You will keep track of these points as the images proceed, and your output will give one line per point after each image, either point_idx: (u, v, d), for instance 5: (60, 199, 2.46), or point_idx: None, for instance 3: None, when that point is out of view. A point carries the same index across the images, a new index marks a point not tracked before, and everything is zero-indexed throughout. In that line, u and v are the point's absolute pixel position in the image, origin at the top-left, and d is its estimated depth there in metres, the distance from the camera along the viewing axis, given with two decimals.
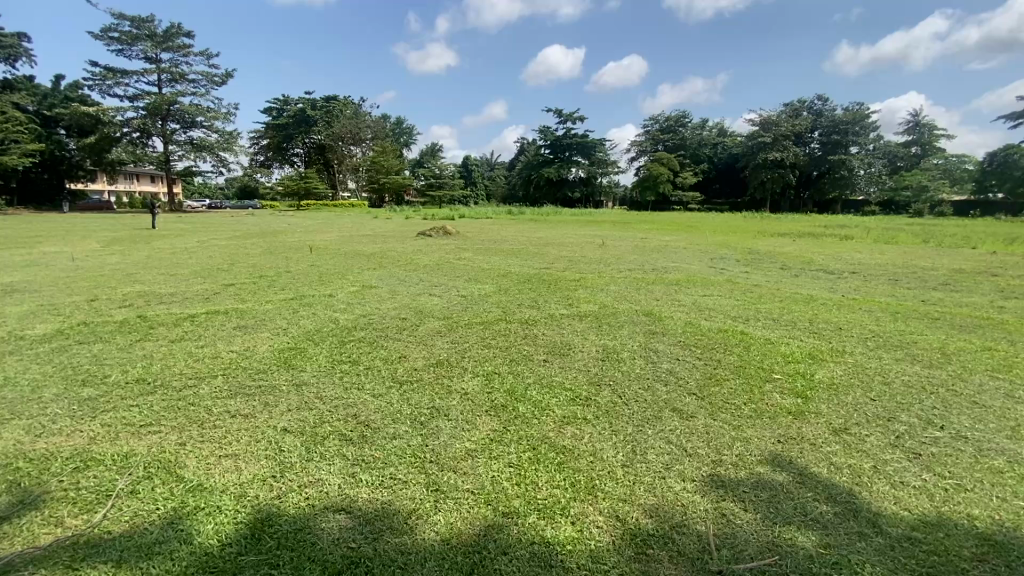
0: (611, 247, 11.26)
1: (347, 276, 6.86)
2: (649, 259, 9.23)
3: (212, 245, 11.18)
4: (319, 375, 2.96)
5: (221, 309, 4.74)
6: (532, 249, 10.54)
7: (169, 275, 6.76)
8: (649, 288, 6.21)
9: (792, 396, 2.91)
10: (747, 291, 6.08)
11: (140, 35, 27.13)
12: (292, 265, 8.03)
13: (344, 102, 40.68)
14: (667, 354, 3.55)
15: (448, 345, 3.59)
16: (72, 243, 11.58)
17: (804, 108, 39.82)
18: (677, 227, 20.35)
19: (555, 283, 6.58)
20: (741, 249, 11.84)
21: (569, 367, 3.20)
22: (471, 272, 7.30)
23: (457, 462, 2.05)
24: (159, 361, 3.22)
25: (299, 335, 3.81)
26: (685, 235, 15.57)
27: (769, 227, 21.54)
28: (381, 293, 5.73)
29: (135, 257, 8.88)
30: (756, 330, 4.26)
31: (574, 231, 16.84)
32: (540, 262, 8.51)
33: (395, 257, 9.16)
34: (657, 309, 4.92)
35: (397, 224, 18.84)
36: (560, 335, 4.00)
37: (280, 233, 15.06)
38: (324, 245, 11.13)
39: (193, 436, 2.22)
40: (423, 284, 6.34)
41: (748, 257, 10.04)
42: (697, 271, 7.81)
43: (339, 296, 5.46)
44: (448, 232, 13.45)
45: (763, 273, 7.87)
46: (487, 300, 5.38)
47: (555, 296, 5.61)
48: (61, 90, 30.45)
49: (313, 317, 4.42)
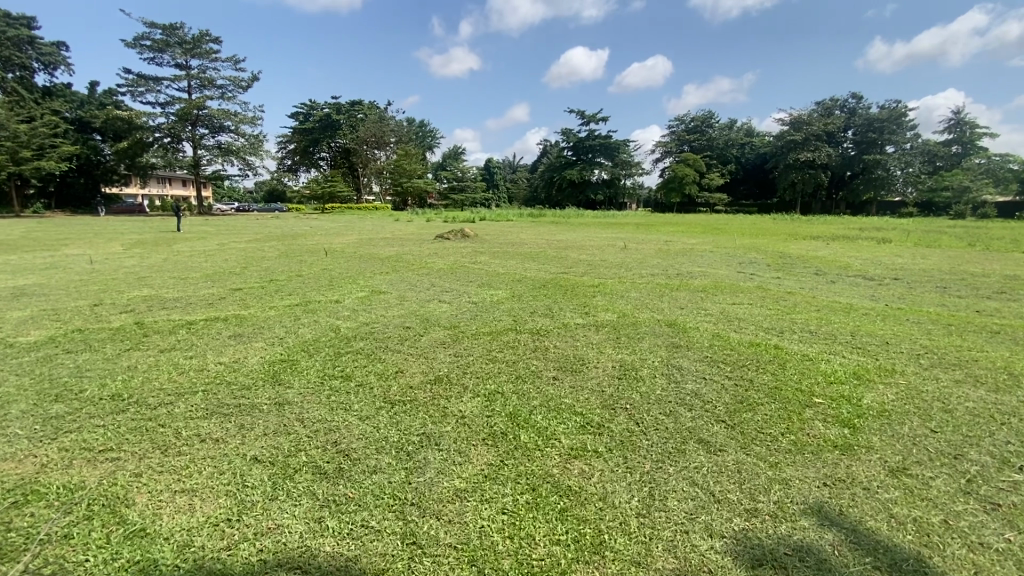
0: (633, 250, 10.87)
1: (357, 281, 6.67)
2: (673, 263, 8.80)
3: (231, 248, 11.21)
4: (305, 393, 2.71)
5: (222, 316, 4.56)
6: (551, 253, 10.22)
7: (181, 279, 6.70)
8: (672, 295, 5.82)
9: (837, 427, 2.53)
10: (779, 299, 5.64)
11: (171, 42, 27.87)
12: (305, 268, 7.90)
13: (368, 106, 41.07)
14: (692, 371, 3.19)
15: (450, 359, 3.31)
16: (97, 245, 11.76)
17: (837, 106, 38.47)
18: (704, 229, 19.69)
19: (572, 289, 6.25)
20: (771, 253, 11.27)
21: (580, 387, 2.87)
22: (485, 277, 7.02)
23: (442, 505, 1.75)
24: (141, 375, 3.01)
25: (294, 346, 3.58)
26: (711, 238, 14.98)
27: (800, 229, 20.72)
28: (388, 299, 5.50)
29: (152, 260, 8.88)
30: (791, 344, 3.85)
31: (595, 234, 16.42)
32: (558, 266, 8.19)
33: (410, 260, 8.97)
34: (682, 319, 4.55)
35: (417, 227, 18.74)
36: (575, 348, 3.67)
37: (300, 236, 15.07)
38: (340, 248, 11.02)
39: (152, 465, 1.99)
40: (434, 289, 6.10)
41: (780, 261, 9.51)
42: (725, 277, 7.35)
43: (345, 302, 5.25)
44: (466, 234, 13.25)
45: (796, 279, 7.38)
46: (499, 307, 5.09)
47: (572, 303, 5.28)
48: (97, 97, 31.50)
49: (313, 326, 4.19)
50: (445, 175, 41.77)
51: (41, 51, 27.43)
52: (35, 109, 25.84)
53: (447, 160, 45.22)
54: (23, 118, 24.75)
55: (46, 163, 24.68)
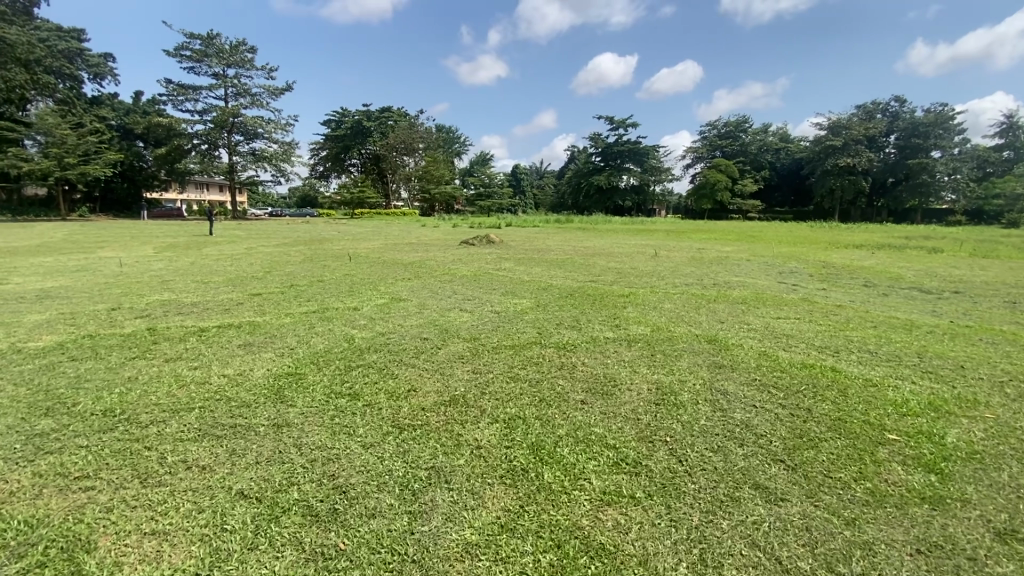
0: (664, 258, 10.45)
1: (378, 287, 6.50)
2: (708, 272, 8.36)
3: (258, 252, 11.29)
4: (306, 413, 2.47)
5: (236, 323, 4.40)
6: (578, 260, 9.90)
7: (203, 283, 6.66)
8: (710, 307, 5.41)
9: (922, 472, 2.13)
10: (828, 313, 5.18)
11: (209, 52, 28.79)
12: (327, 273, 7.79)
13: (398, 113, 41.57)
14: (739, 397, 2.82)
15: (468, 376, 3.03)
16: (132, 248, 12.03)
17: (879, 110, 36.94)
18: (738, 237, 18.98)
19: (600, 298, 5.91)
20: (813, 262, 10.67)
21: (613, 413, 2.54)
22: (509, 285, 6.75)
23: (449, 567, 1.46)
24: (140, 387, 2.82)
25: (304, 358, 3.36)
26: (746, 246, 14.39)
27: (841, 237, 19.78)
28: (408, 306, 5.28)
29: (180, 264, 8.96)
30: (851, 367, 3.42)
31: (623, 240, 16.01)
32: (586, 274, 7.86)
33: (433, 266, 8.79)
34: (723, 335, 4.16)
35: (444, 232, 18.70)
36: (605, 365, 3.34)
37: (327, 241, 15.16)
38: (365, 253, 10.95)
39: (126, 499, 1.76)
40: (456, 297, 5.86)
41: (823, 272, 8.93)
42: (765, 288, 6.91)
43: (364, 309, 5.05)
44: (491, 240, 13.05)
45: (845, 291, 6.85)
46: (522, 317, 4.80)
47: (602, 314, 4.94)
48: (141, 105, 32.79)
49: (326, 335, 3.98)
50: (472, 181, 41.89)
51: (89, 62, 28.71)
52: (82, 117, 27.04)
53: (475, 166, 45.36)
54: (71, 125, 25.90)
55: (91, 168, 25.73)
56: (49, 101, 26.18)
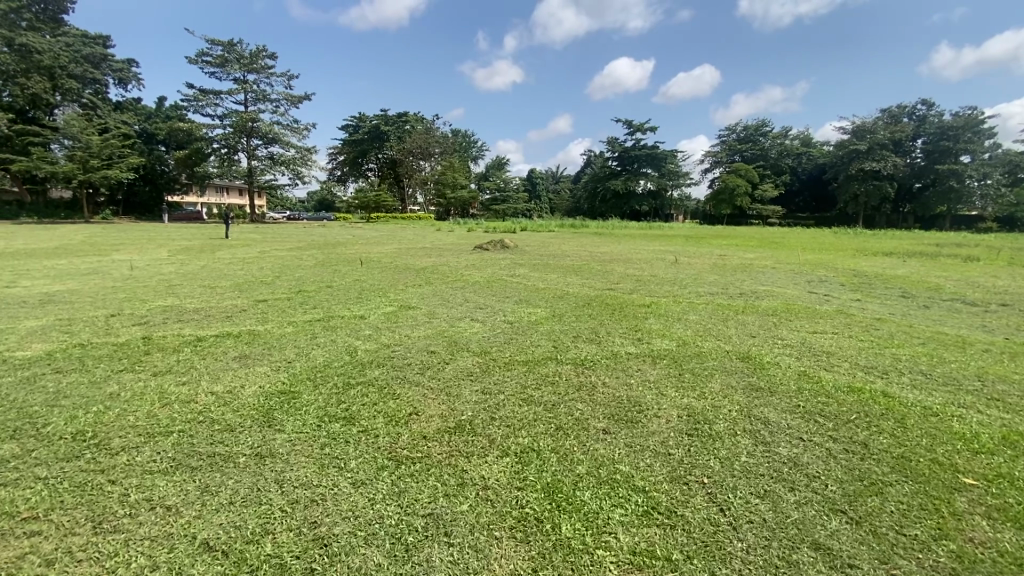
0: (684, 264, 10.08)
1: (387, 293, 6.27)
2: (731, 280, 7.99)
3: (270, 255, 11.18)
4: (294, 441, 2.20)
5: (236, 332, 4.18)
6: (596, 266, 9.60)
7: (210, 288, 6.51)
8: (739, 319, 5.06)
9: (1014, 530, 1.77)
10: (869, 328, 4.78)
11: (229, 58, 29.17)
12: (337, 278, 7.61)
13: (415, 117, 41.70)
14: (783, 428, 2.48)
15: (477, 398, 2.74)
16: (147, 251, 12.05)
17: (905, 113, 35.87)
18: (760, 243, 18.41)
19: (620, 308, 5.59)
20: (842, 270, 10.18)
21: (641, 447, 2.22)
22: (525, 292, 6.47)
23: None
24: (118, 406, 2.59)
25: (300, 374, 3.10)
26: (770, 253, 13.90)
27: (869, 245, 19.09)
28: (418, 315, 5.03)
29: (191, 267, 8.86)
30: (905, 392, 3.06)
31: (642, 246, 15.63)
32: (605, 282, 7.54)
33: (446, 272, 8.55)
34: (757, 353, 3.82)
35: (458, 237, 18.51)
36: (629, 385, 3.03)
37: (341, 244, 15.06)
38: (378, 257, 10.78)
39: (73, 550, 1.51)
40: (468, 305, 5.59)
41: (855, 281, 8.48)
42: (795, 298, 6.52)
43: (371, 318, 4.81)
44: (506, 245, 12.78)
45: (880, 302, 6.44)
46: (538, 328, 4.50)
47: (623, 327, 4.63)
48: (163, 110, 33.37)
49: (327, 347, 3.72)
50: (488, 185, 41.80)
51: (115, 68, 29.26)
52: (106, 121, 27.54)
53: (490, 170, 45.19)
54: (95, 130, 26.41)
55: (113, 172, 26.18)
56: (75, 107, 26.76)
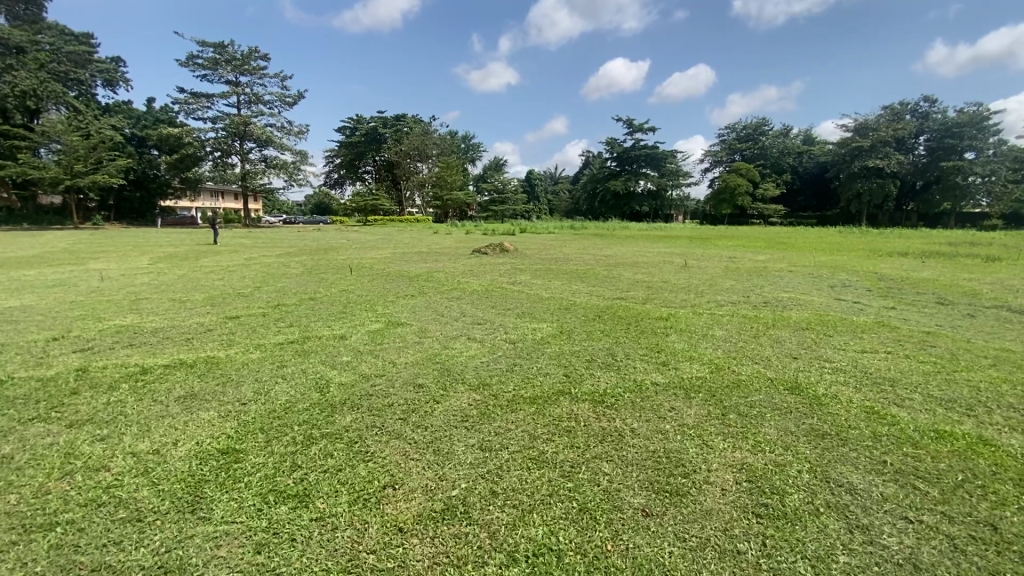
0: (695, 269, 9.48)
1: (376, 306, 5.67)
2: (749, 286, 7.43)
3: (255, 263, 10.57)
4: (219, 542, 1.59)
5: (190, 359, 3.56)
6: (602, 271, 9.05)
7: (180, 302, 5.90)
8: (772, 335, 4.46)
9: None
10: (923, 345, 4.19)
11: (221, 60, 28.61)
12: (322, 288, 7.00)
13: (412, 119, 41.13)
14: (879, 503, 1.88)
15: (473, 458, 2.14)
16: (126, 258, 11.46)
17: (908, 110, 35.26)
18: (768, 243, 17.80)
19: (635, 321, 4.99)
20: (862, 273, 9.63)
21: (699, 545, 1.62)
22: (527, 303, 5.86)
23: None
24: (3, 479, 1.98)
25: (251, 425, 2.46)
26: (783, 254, 13.35)
27: (879, 244, 18.51)
28: (407, 334, 4.42)
29: (168, 277, 8.26)
30: (1008, 439, 2.46)
31: (646, 248, 15.07)
32: (614, 289, 6.95)
33: (441, 279, 7.93)
34: (805, 382, 3.23)
35: (457, 240, 17.97)
36: (665, 434, 2.42)
37: (331, 249, 14.46)
38: (371, 264, 10.18)
39: None
40: (463, 320, 4.98)
41: (882, 286, 7.87)
42: (824, 307, 5.98)
43: (354, 338, 4.21)
44: (505, 248, 12.20)
45: (917, 312, 5.84)
46: (545, 350, 3.89)
47: (642, 347, 4.03)
48: (154, 113, 32.79)
49: (293, 381, 3.11)
50: (485, 187, 41.26)
51: (100, 68, 29.50)
52: (94, 125, 26.94)
53: (487, 172, 44.57)
54: (83, 134, 25.83)
55: (102, 177, 25.58)
56: (63, 111, 26.23)
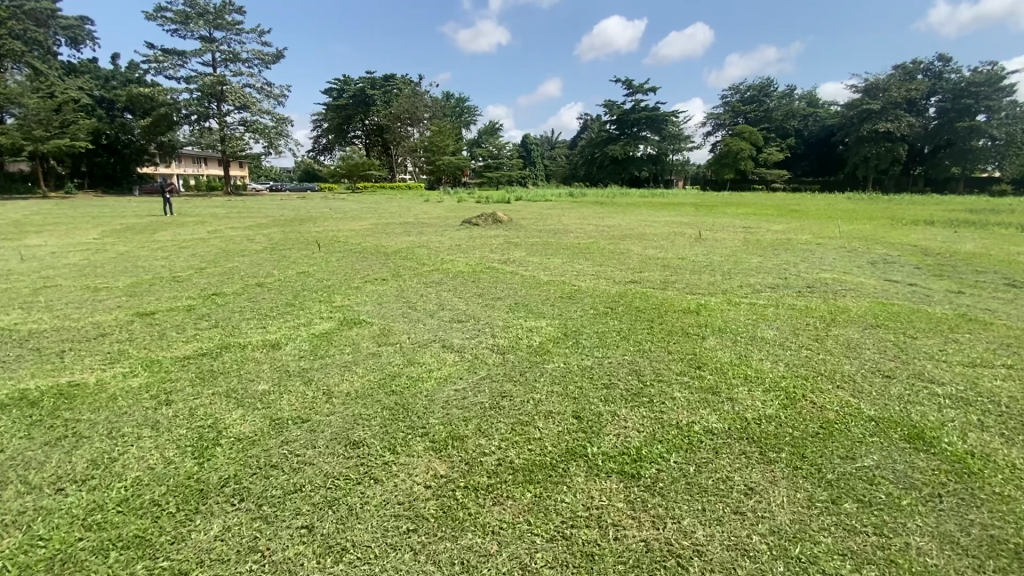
0: (712, 242, 8.42)
1: (334, 296, 4.60)
2: (780, 264, 6.38)
3: (218, 237, 9.43)
4: None
5: (35, 393, 2.48)
6: (607, 245, 8.03)
7: (91, 291, 4.76)
8: (840, 337, 3.43)
9: None
10: None
11: (191, 14, 26.44)
12: (277, 270, 5.87)
13: (402, 80, 39.03)
14: None
15: None
16: (74, 232, 10.25)
17: (920, 69, 33.46)
18: (780, 211, 16.71)
19: (660, 317, 3.92)
20: (896, 246, 8.62)
21: None
22: (522, 290, 4.78)
23: None
24: None
25: (32, 560, 1.41)
26: (802, 224, 12.32)
27: (894, 211, 17.52)
28: (363, 339, 3.36)
29: (105, 255, 7.13)
30: None
31: (652, 217, 13.95)
32: (624, 269, 5.91)
33: (423, 257, 6.84)
34: (927, 426, 2.21)
35: (448, 209, 16.82)
36: (762, 567, 1.40)
37: (309, 220, 13.26)
38: (346, 237, 9.05)
39: None
40: (440, 315, 3.90)
41: (931, 262, 6.88)
42: (880, 292, 4.97)
43: (286, 349, 3.13)
44: (499, 219, 11.02)
45: (993, 298, 4.82)
46: (545, 367, 2.84)
47: (674, 361, 2.97)
48: (124, 73, 30.79)
49: (163, 439, 2.03)
50: (479, 151, 39.72)
51: (64, 24, 28.04)
52: (56, 86, 25.11)
53: (481, 135, 42.69)
54: (44, 95, 24.07)
55: (68, 143, 23.86)
56: (24, 72, 24.37)
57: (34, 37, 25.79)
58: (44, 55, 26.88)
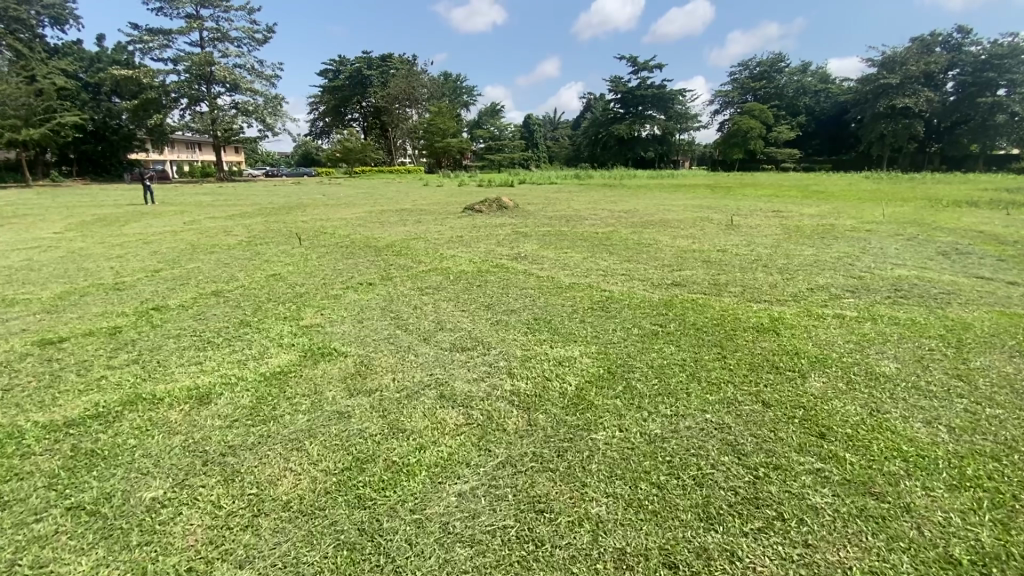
0: (748, 229, 7.42)
1: (305, 308, 3.64)
2: (839, 258, 5.39)
3: (193, 228, 8.47)
4: None
5: None
6: (629, 233, 7.04)
7: (7, 304, 3.85)
8: (995, 375, 2.46)
9: None
10: None
11: None
12: (244, 271, 4.92)
13: (398, 59, 37.51)
14: None
15: None
16: (37, 225, 9.34)
17: (940, 41, 31.64)
18: (802, 192, 15.63)
19: (729, 341, 2.93)
20: (955, 232, 7.54)
21: None
22: (541, 298, 3.82)
23: None
24: None
25: None
26: (834, 206, 11.27)
27: (926, 191, 16.30)
28: (329, 383, 2.40)
29: (53, 253, 6.20)
30: None
31: (669, 200, 12.88)
32: (659, 265, 4.94)
33: (419, 251, 5.90)
34: None
35: (447, 194, 15.79)
36: None
37: (298, 208, 12.30)
38: (333, 228, 8.11)
39: None
40: (439, 341, 2.93)
41: (1012, 253, 5.86)
42: (986, 297, 3.96)
43: (216, 405, 2.19)
44: (504, 205, 10.00)
45: None
46: (594, 438, 1.89)
47: (782, 423, 2.00)
48: (110, 54, 29.56)
49: None
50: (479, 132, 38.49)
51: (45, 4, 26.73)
52: (38, 69, 23.98)
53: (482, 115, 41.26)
54: (25, 79, 23.01)
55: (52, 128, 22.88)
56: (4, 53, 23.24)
57: (13, 18, 24.60)
58: (24, 37, 25.69)
